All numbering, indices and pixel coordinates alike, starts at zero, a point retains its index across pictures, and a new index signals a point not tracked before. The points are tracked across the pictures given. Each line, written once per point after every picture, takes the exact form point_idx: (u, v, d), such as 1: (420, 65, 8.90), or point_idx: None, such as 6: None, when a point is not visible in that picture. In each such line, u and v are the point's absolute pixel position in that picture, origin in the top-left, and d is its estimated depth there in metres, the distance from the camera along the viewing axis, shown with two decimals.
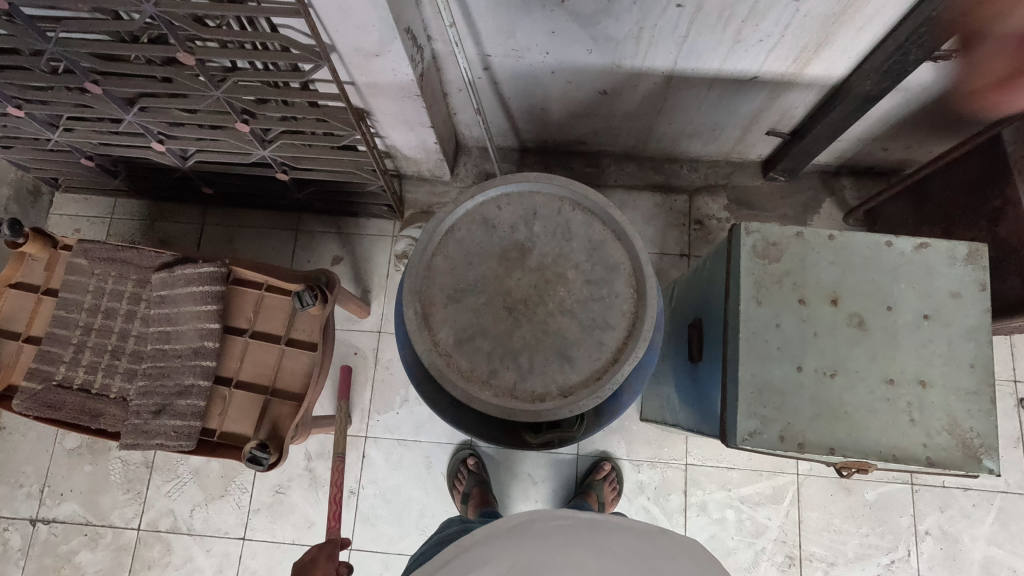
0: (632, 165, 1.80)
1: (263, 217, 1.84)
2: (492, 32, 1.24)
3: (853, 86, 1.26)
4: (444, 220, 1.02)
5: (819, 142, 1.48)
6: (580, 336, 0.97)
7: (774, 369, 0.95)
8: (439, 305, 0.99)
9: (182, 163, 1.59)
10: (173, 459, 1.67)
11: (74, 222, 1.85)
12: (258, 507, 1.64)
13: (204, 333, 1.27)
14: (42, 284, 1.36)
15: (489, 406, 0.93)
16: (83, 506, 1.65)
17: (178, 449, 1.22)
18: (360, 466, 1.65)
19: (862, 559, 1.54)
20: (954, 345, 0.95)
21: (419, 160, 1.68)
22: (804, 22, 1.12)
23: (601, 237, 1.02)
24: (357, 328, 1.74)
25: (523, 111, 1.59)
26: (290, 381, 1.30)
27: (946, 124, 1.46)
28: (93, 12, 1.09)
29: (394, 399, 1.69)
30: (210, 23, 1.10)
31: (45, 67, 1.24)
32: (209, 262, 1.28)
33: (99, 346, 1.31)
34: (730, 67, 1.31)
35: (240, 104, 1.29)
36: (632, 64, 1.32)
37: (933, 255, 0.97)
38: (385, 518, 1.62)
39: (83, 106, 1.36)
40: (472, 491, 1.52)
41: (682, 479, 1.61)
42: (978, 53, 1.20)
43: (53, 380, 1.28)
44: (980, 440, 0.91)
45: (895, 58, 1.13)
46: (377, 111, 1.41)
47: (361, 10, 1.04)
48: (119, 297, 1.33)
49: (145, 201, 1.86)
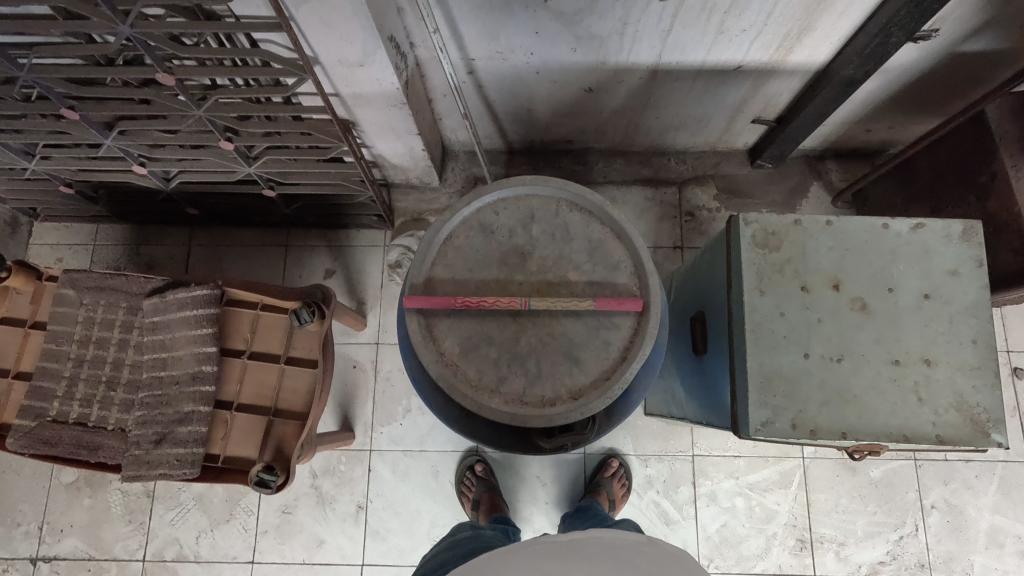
0: (621, 160, 1.80)
1: (250, 234, 1.81)
2: (475, 35, 1.23)
3: (836, 70, 1.27)
4: (441, 229, 1.01)
5: (806, 127, 1.49)
6: (586, 338, 0.96)
7: (781, 357, 0.96)
8: (442, 315, 0.97)
9: (165, 185, 1.55)
10: (174, 487, 1.64)
11: (55, 251, 1.81)
12: (266, 529, 1.61)
13: (201, 357, 1.24)
14: (30, 317, 1.33)
15: (500, 414, 0.92)
16: (85, 541, 1.61)
17: (183, 477, 1.20)
18: (367, 480, 1.64)
19: (873, 537, 1.56)
20: (956, 323, 0.95)
21: (408, 168, 1.66)
22: (785, 10, 1.13)
23: (600, 236, 1.01)
24: (355, 341, 1.72)
25: (509, 113, 1.59)
26: (292, 401, 1.28)
27: (926, 103, 1.49)
28: (65, 37, 1.06)
29: (396, 410, 1.68)
30: (187, 41, 1.07)
31: (18, 94, 1.21)
32: (202, 285, 1.25)
33: (93, 378, 1.28)
34: (714, 58, 1.31)
35: (223, 121, 1.26)
36: (617, 61, 1.32)
37: (930, 234, 0.99)
38: (395, 531, 1.61)
39: (60, 132, 1.33)
40: (482, 497, 1.52)
41: (690, 471, 1.62)
42: (957, 32, 1.22)
43: (47, 416, 1.25)
44: (987, 415, 0.92)
45: (878, 40, 1.14)
46: (362, 121, 1.39)
47: (344, 20, 1.02)
48: (110, 326, 1.30)
49: (128, 225, 1.82)
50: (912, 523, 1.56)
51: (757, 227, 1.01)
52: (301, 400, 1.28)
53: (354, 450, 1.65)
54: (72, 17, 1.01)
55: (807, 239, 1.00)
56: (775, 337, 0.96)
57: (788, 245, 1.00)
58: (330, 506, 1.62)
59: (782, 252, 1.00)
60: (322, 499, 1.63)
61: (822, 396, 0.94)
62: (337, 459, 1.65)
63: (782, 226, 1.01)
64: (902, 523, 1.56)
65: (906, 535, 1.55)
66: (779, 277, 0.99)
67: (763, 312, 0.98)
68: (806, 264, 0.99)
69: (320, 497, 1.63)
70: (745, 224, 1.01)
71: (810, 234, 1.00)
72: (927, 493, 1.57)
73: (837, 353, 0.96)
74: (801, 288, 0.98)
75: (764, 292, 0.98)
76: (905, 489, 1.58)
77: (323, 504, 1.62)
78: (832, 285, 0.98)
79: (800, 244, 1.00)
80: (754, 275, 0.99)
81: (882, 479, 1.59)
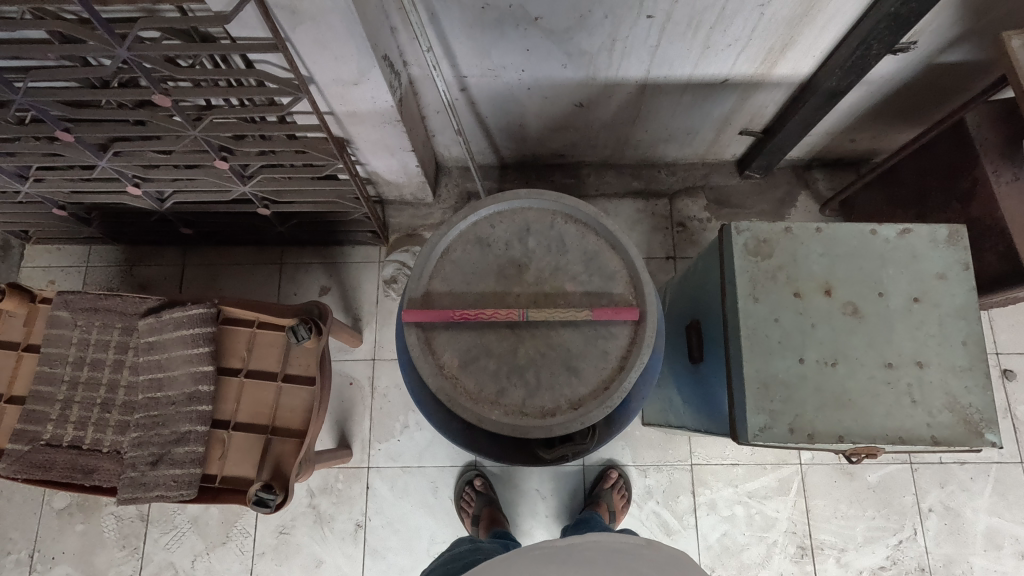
0: (612, 173, 1.82)
1: (244, 253, 1.81)
2: (468, 53, 1.25)
3: (820, 82, 1.31)
4: (438, 243, 1.02)
5: (792, 137, 1.53)
6: (584, 347, 0.97)
7: (777, 363, 0.97)
8: (441, 328, 0.98)
9: (159, 206, 1.55)
10: (169, 510, 1.62)
11: (47, 273, 1.80)
12: (263, 550, 1.59)
13: (197, 377, 1.24)
14: (22, 340, 1.32)
15: (501, 425, 0.92)
16: (76, 568, 1.58)
17: (180, 498, 1.19)
18: (366, 498, 1.62)
19: (872, 542, 1.56)
20: (945, 325, 0.97)
21: (401, 184, 1.68)
22: (769, 25, 1.17)
23: (596, 247, 1.03)
24: (351, 358, 1.72)
25: (501, 129, 1.61)
26: (290, 419, 1.27)
27: (908, 112, 1.53)
28: (61, 61, 1.06)
29: (394, 426, 1.67)
30: (182, 63, 1.08)
31: (12, 117, 1.21)
32: (198, 304, 1.25)
33: (88, 400, 1.27)
34: (701, 72, 1.34)
35: (217, 141, 1.27)
36: (606, 76, 1.35)
37: (917, 239, 1.01)
38: (394, 549, 1.59)
39: (54, 155, 1.33)
40: (482, 512, 1.51)
41: (689, 480, 1.62)
42: (935, 44, 1.26)
43: (40, 439, 1.24)
44: (980, 415, 0.93)
45: (859, 53, 1.18)
46: (357, 139, 1.41)
47: (339, 40, 1.04)
48: (105, 348, 1.29)
49: (121, 246, 1.82)
50: (910, 527, 1.57)
51: (749, 235, 1.03)
52: (299, 418, 1.27)
53: (352, 468, 1.64)
54: (68, 41, 1.01)
55: (798, 246, 1.02)
56: (770, 342, 0.98)
57: (780, 252, 1.02)
58: (328, 525, 1.61)
59: (774, 259, 1.02)
60: (319, 518, 1.61)
61: (818, 400, 0.96)
62: (335, 477, 1.64)
63: (773, 234, 1.03)
64: (900, 528, 1.57)
65: (905, 539, 1.56)
66: (772, 285, 1.01)
67: (758, 318, 0.99)
68: (798, 270, 1.01)
69: (318, 516, 1.61)
70: (737, 232, 1.03)
71: (801, 241, 1.03)
72: (924, 496, 1.58)
73: (831, 357, 0.97)
74: (794, 294, 1.00)
75: (758, 299, 1.00)
76: (902, 493, 1.59)
77: (321, 524, 1.61)
78: (824, 290, 1.00)
79: (792, 252, 1.02)
80: (747, 282, 1.01)
81: (879, 484, 1.60)
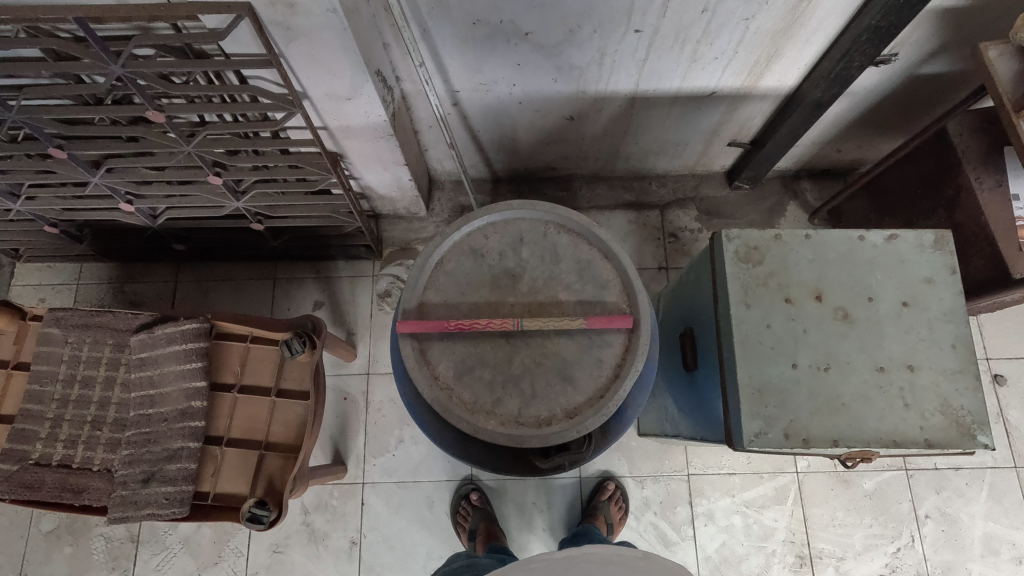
0: (603, 186, 1.85)
1: (238, 269, 1.81)
2: (459, 68, 1.27)
3: (805, 94, 1.33)
4: (432, 254, 1.02)
5: (779, 148, 1.55)
6: (578, 356, 0.98)
7: (770, 368, 0.98)
8: (435, 338, 0.98)
9: (153, 223, 1.55)
10: (160, 530, 1.59)
11: (38, 292, 1.79)
12: (256, 570, 1.57)
13: (190, 393, 1.23)
14: (11, 358, 1.30)
15: (496, 435, 0.92)
16: None
17: (171, 516, 1.17)
18: (361, 514, 1.61)
19: (870, 550, 1.56)
20: (935, 328, 0.99)
21: (395, 199, 1.69)
22: (753, 38, 1.19)
23: (589, 256, 1.04)
24: (345, 373, 1.71)
25: (494, 142, 1.63)
26: (284, 434, 1.26)
27: (891, 122, 1.56)
28: (54, 78, 1.07)
29: (389, 441, 1.66)
30: (176, 79, 1.09)
31: (5, 135, 1.20)
32: (191, 319, 1.25)
33: (78, 418, 1.26)
34: (689, 85, 1.37)
35: (211, 156, 1.27)
36: (596, 89, 1.37)
37: (904, 245, 1.03)
38: (390, 566, 1.57)
39: (46, 172, 1.32)
40: (479, 526, 1.49)
41: (686, 490, 1.61)
42: (915, 56, 1.29)
43: (29, 459, 1.22)
44: (971, 417, 0.94)
45: (841, 65, 1.20)
46: (350, 153, 1.42)
47: (332, 55, 1.05)
48: (96, 365, 1.28)
49: (113, 263, 1.81)
50: (908, 534, 1.56)
51: (739, 242, 1.04)
52: (293, 432, 1.26)
53: (346, 484, 1.63)
54: (63, 58, 1.02)
55: (788, 252, 1.04)
56: (763, 348, 0.99)
57: (770, 259, 1.04)
58: (322, 543, 1.59)
59: (765, 266, 1.03)
60: (314, 536, 1.59)
61: (812, 405, 0.96)
62: (329, 493, 1.62)
63: (763, 241, 1.05)
64: (898, 535, 1.57)
65: (903, 546, 1.56)
66: (763, 291, 1.02)
67: (750, 324, 1.00)
68: (789, 277, 1.03)
69: (312, 534, 1.59)
70: (727, 240, 1.04)
71: (791, 247, 1.04)
72: (921, 503, 1.59)
73: (824, 362, 0.98)
74: (785, 301, 1.01)
75: (750, 305, 1.01)
76: (898, 500, 1.59)
77: (315, 542, 1.59)
78: (815, 296, 1.02)
79: (782, 258, 1.04)
80: (739, 288, 1.02)
81: (876, 491, 1.60)
